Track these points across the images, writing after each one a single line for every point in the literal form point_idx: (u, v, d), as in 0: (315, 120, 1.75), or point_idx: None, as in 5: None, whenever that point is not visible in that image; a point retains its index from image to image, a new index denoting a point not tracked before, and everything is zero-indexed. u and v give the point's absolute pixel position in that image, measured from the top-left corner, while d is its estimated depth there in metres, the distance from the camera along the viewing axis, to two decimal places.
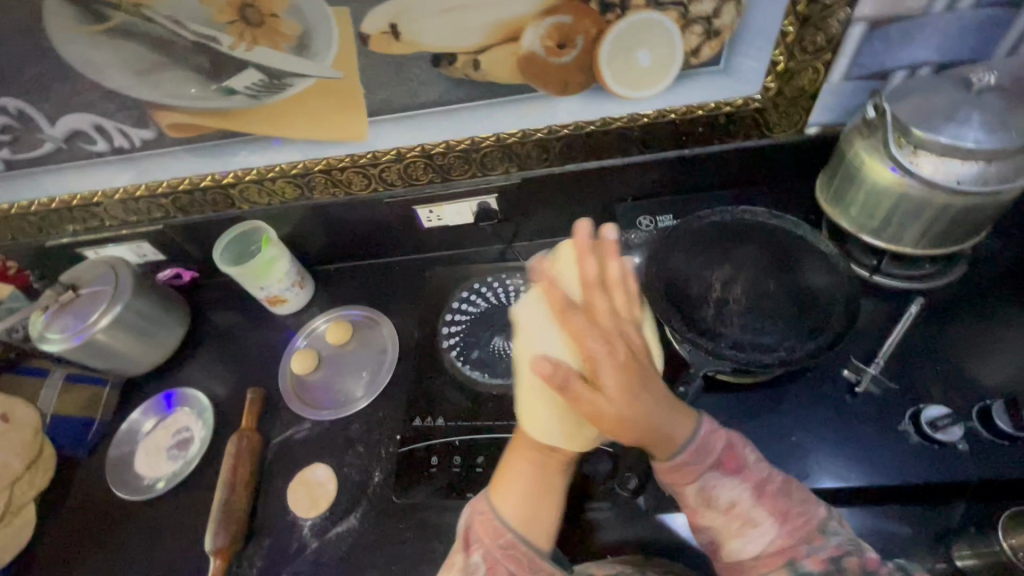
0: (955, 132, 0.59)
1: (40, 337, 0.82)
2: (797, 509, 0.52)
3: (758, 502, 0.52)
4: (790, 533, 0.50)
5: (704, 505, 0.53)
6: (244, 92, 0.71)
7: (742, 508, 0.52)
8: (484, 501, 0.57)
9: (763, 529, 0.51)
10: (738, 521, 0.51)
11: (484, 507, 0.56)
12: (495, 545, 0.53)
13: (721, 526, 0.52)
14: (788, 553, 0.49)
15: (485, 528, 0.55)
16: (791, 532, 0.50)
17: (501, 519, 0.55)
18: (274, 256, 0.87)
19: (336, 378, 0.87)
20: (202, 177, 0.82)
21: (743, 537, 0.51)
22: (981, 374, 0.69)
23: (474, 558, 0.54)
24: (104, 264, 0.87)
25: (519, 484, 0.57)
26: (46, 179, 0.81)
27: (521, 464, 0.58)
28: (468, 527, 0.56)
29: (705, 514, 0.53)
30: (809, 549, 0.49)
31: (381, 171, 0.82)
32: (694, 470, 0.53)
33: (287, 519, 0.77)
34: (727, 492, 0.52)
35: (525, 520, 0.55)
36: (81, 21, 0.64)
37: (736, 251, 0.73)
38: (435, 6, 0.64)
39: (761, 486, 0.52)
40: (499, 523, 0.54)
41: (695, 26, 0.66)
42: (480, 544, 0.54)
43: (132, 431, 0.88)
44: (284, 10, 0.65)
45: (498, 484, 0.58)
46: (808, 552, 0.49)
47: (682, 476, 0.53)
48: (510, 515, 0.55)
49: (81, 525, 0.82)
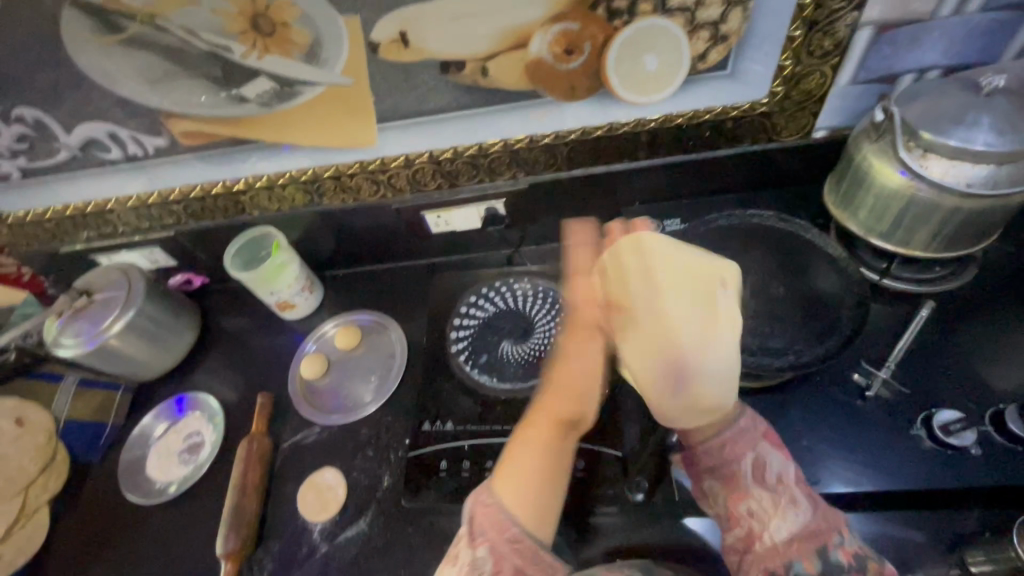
0: (964, 134, 0.59)
1: (54, 343, 0.83)
2: (825, 503, 0.54)
3: (795, 486, 0.54)
4: (825, 520, 0.52)
5: (755, 482, 0.54)
6: (256, 100, 0.72)
7: (788, 485, 0.54)
8: (487, 492, 0.53)
9: (804, 512, 0.52)
10: (786, 498, 0.53)
11: (489, 498, 0.53)
12: (502, 539, 0.50)
13: (768, 505, 0.53)
14: (824, 537, 0.51)
15: (490, 521, 0.51)
16: (823, 519, 0.52)
17: (507, 512, 0.51)
18: (285, 261, 0.88)
19: (345, 383, 0.87)
20: (214, 184, 0.83)
21: (782, 519, 0.52)
22: (994, 378, 0.68)
23: (478, 553, 0.49)
24: (117, 270, 0.88)
25: (529, 468, 0.54)
26: (61, 186, 0.83)
27: (533, 442, 0.55)
28: (471, 517, 0.52)
29: (755, 491, 0.54)
30: (840, 540, 0.51)
31: (390, 177, 0.83)
32: (750, 440, 0.56)
33: (297, 523, 0.77)
34: (776, 466, 0.55)
35: (535, 513, 0.52)
36: (97, 31, 0.65)
37: (744, 254, 0.73)
38: (443, 14, 0.65)
39: (799, 471, 0.56)
40: (507, 517, 0.51)
41: (702, 31, 0.66)
42: (486, 538, 0.50)
43: (144, 436, 0.89)
44: (295, 19, 0.66)
45: (505, 470, 0.54)
46: (839, 543, 0.51)
47: (741, 444, 0.56)
48: (518, 507, 0.52)
49: (93, 529, 0.83)
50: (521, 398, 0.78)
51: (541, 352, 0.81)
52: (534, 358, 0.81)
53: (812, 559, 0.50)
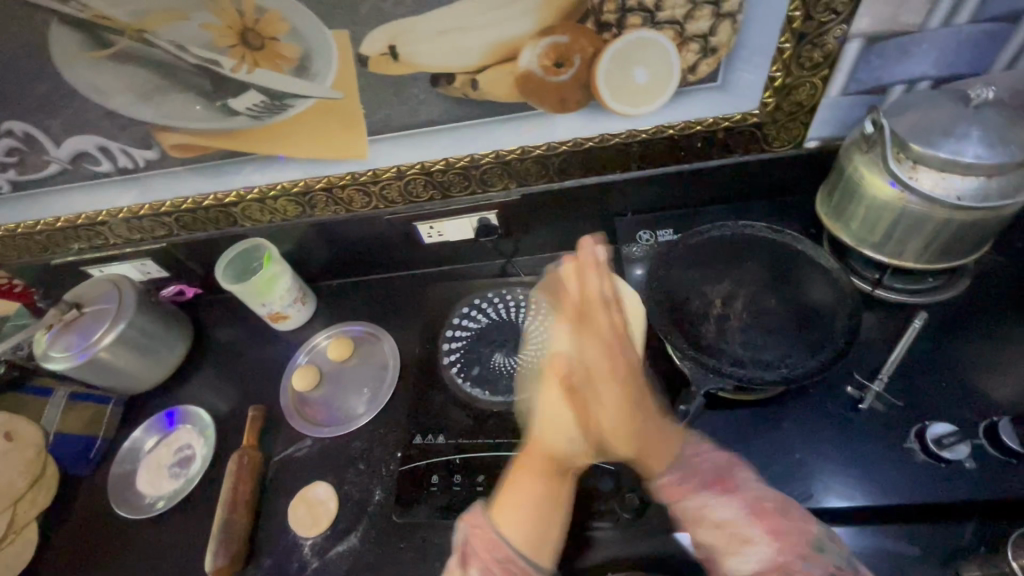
0: (954, 147, 0.59)
1: (44, 356, 0.83)
2: (793, 526, 0.51)
3: (751, 519, 0.51)
4: (785, 550, 0.49)
5: (698, 522, 0.53)
6: (246, 113, 0.72)
7: (736, 525, 0.51)
8: (482, 512, 0.57)
9: (759, 547, 0.50)
10: (733, 538, 0.51)
11: (482, 520, 0.56)
12: (491, 559, 0.53)
13: (717, 544, 0.51)
14: (784, 572, 0.48)
15: (482, 541, 0.54)
16: (786, 550, 0.49)
17: (498, 532, 0.54)
18: (276, 273, 0.87)
19: (337, 395, 0.86)
20: (205, 196, 0.83)
21: (736, 556, 0.50)
22: (988, 389, 0.68)
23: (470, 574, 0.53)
24: (108, 282, 0.87)
25: (522, 495, 0.57)
26: (52, 199, 0.82)
27: (527, 475, 0.59)
28: (465, 542, 0.56)
29: (699, 530, 0.53)
30: (806, 569, 0.48)
31: (382, 188, 0.82)
32: (686, 488, 0.54)
33: (288, 538, 0.76)
34: (720, 507, 0.52)
35: (528, 536, 0.55)
36: (85, 46, 0.65)
37: (737, 265, 0.73)
38: (433, 28, 0.65)
39: (757, 503, 0.52)
40: (497, 537, 0.54)
41: (691, 43, 0.66)
42: (478, 558, 0.54)
43: (134, 449, 0.88)
44: (285, 33, 0.66)
45: (503, 497, 0.58)
46: (806, 572, 0.48)
47: (677, 490, 0.54)
48: (514, 532, 0.55)
49: (82, 545, 0.82)
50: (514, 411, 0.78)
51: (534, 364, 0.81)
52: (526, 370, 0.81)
53: None
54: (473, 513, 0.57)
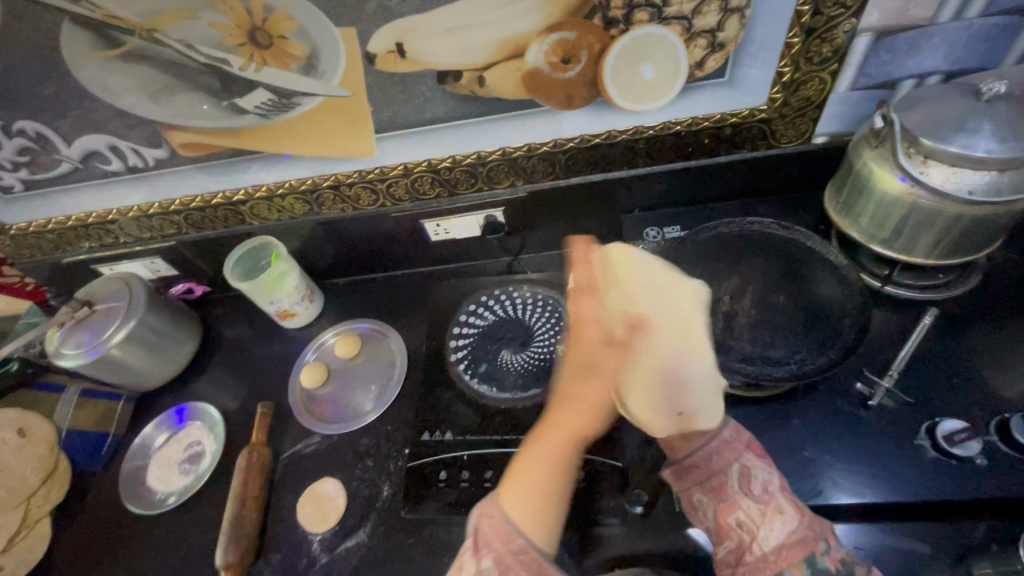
0: (965, 141, 0.59)
1: (56, 353, 0.83)
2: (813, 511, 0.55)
3: (783, 491, 0.54)
4: (813, 525, 0.52)
5: (742, 491, 0.54)
6: (254, 112, 0.72)
7: (773, 493, 0.54)
8: (494, 502, 0.52)
9: (790, 519, 0.52)
10: (772, 506, 0.53)
11: (495, 510, 0.52)
12: (506, 550, 0.49)
13: (756, 515, 0.53)
14: (812, 543, 0.51)
15: (496, 532, 0.50)
16: (811, 525, 0.52)
17: (512, 523, 0.51)
18: (284, 271, 0.88)
19: (345, 392, 0.87)
20: (214, 194, 0.83)
21: (773, 525, 0.52)
22: (1000, 386, 0.67)
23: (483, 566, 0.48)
24: (118, 280, 0.88)
25: (534, 482, 0.53)
26: (63, 198, 0.83)
27: (536, 462, 0.54)
28: (477, 530, 0.51)
29: (742, 501, 0.54)
30: (827, 548, 0.51)
31: (389, 186, 0.83)
32: (734, 448, 0.57)
33: (297, 534, 0.77)
34: (761, 474, 0.55)
35: (538, 524, 0.51)
36: (96, 46, 0.65)
37: (744, 262, 0.73)
38: (440, 25, 0.65)
39: (783, 481, 0.56)
40: (513, 528, 0.50)
41: (699, 39, 0.66)
42: (491, 548, 0.49)
43: (145, 446, 0.89)
44: (292, 32, 0.66)
45: (508, 486, 0.53)
46: (827, 551, 0.51)
47: (726, 454, 0.56)
48: (521, 518, 0.51)
49: (93, 540, 0.83)
50: (521, 408, 0.78)
51: (541, 361, 0.81)
52: (533, 367, 0.81)
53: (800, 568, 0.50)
54: (487, 501, 0.53)
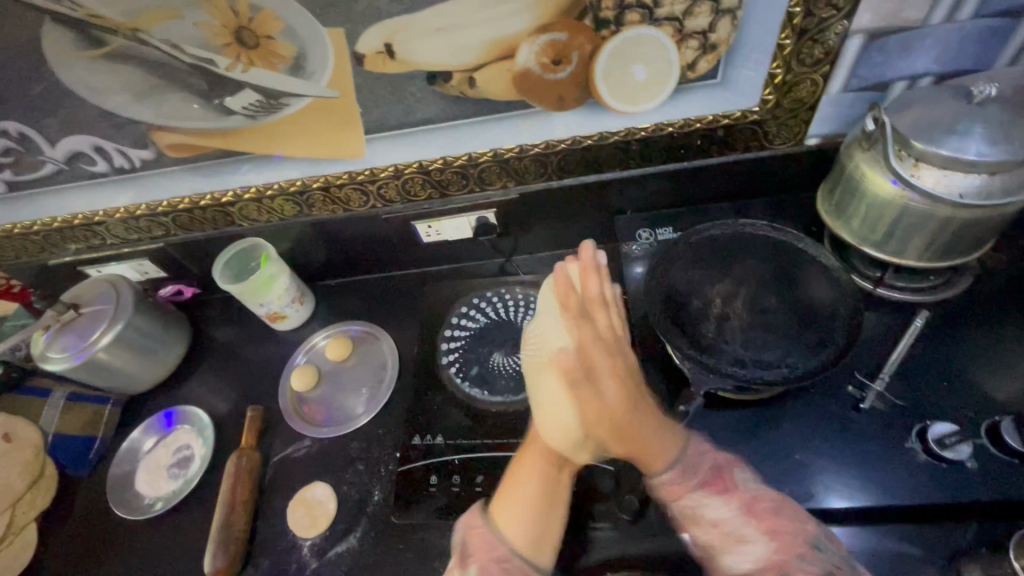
0: (956, 144, 0.58)
1: (42, 357, 0.82)
2: (792, 524, 0.54)
3: (747, 519, 0.55)
4: (781, 550, 0.53)
5: (697, 520, 0.57)
6: (242, 112, 0.71)
7: (732, 524, 0.55)
8: (480, 517, 0.61)
9: (754, 545, 0.54)
10: (733, 536, 0.55)
11: (479, 522, 0.60)
12: (490, 559, 0.56)
13: (715, 540, 0.56)
14: (780, 569, 0.52)
15: (481, 545, 0.58)
16: (781, 549, 0.53)
17: (497, 532, 0.58)
18: (274, 273, 0.87)
19: (336, 396, 0.86)
20: (202, 196, 0.82)
21: (732, 552, 0.55)
22: (989, 388, 0.67)
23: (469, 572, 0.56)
24: (105, 283, 0.87)
25: (527, 489, 0.61)
26: (49, 200, 0.82)
27: (530, 474, 0.62)
28: (465, 541, 0.59)
29: (697, 527, 0.57)
30: (800, 566, 0.52)
31: (379, 187, 0.82)
32: (682, 488, 0.58)
33: (287, 540, 0.76)
34: (716, 508, 0.56)
35: (531, 539, 0.58)
36: (79, 45, 0.64)
37: (737, 264, 0.73)
38: (428, 25, 0.64)
39: (753, 503, 0.56)
40: (496, 537, 0.58)
41: (690, 40, 0.65)
42: (478, 559, 0.57)
43: (133, 450, 0.88)
44: (279, 32, 0.65)
45: (500, 500, 0.61)
46: (798, 569, 0.52)
47: (676, 488, 0.58)
48: (512, 531, 0.58)
49: (80, 546, 0.82)
50: (513, 411, 0.78)
51: None
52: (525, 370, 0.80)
53: None
54: (472, 516, 0.61)
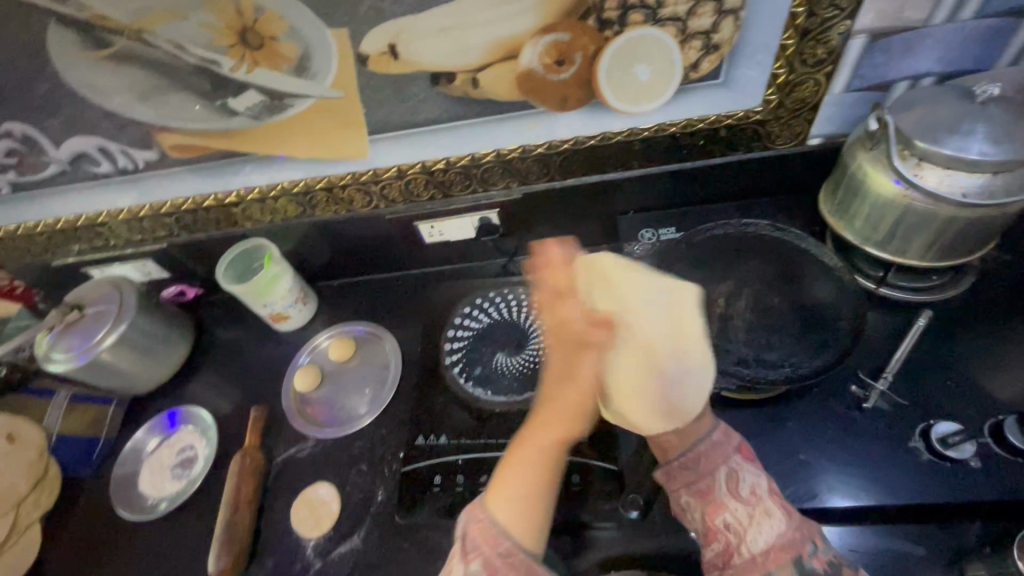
0: (959, 143, 0.58)
1: (46, 357, 0.83)
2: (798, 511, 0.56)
3: (771, 494, 0.55)
4: (800, 527, 0.53)
5: (729, 494, 0.55)
6: (246, 113, 0.72)
7: (762, 496, 0.55)
8: (481, 507, 0.53)
9: (779, 521, 0.53)
10: (761, 509, 0.54)
11: (484, 514, 0.52)
12: (495, 554, 0.50)
13: (743, 518, 0.54)
14: (799, 547, 0.52)
15: (485, 536, 0.51)
16: (800, 527, 0.53)
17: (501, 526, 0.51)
18: (277, 273, 0.87)
19: (339, 396, 0.86)
20: (206, 197, 0.82)
21: (759, 529, 0.53)
22: (993, 387, 0.67)
23: (472, 569, 0.49)
24: (109, 283, 0.87)
25: (523, 480, 0.53)
26: (52, 200, 0.82)
27: (526, 462, 0.53)
28: (465, 533, 0.52)
29: (730, 503, 0.55)
30: (813, 549, 0.52)
31: (382, 188, 0.82)
32: (724, 453, 0.57)
33: (291, 540, 0.76)
34: (749, 476, 0.56)
35: (523, 527, 0.51)
36: (84, 47, 0.65)
37: (739, 264, 0.73)
38: (432, 26, 0.64)
39: (772, 481, 0.56)
40: (500, 532, 0.51)
41: (693, 40, 0.65)
42: (480, 553, 0.50)
43: (136, 451, 0.88)
44: (284, 33, 0.65)
45: (500, 485, 0.53)
46: (813, 552, 0.52)
47: (714, 457, 0.56)
48: (507, 521, 0.51)
49: (83, 546, 0.82)
50: (516, 411, 0.78)
51: (536, 363, 0.81)
52: (528, 370, 0.80)
53: (788, 569, 0.51)
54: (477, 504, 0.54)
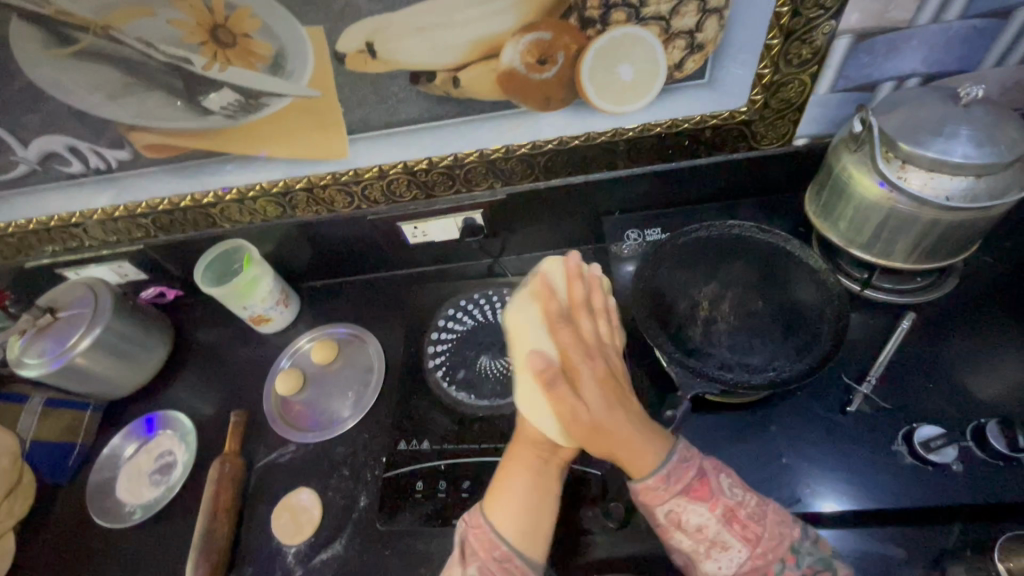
0: (943, 146, 0.58)
1: (18, 362, 0.80)
2: (768, 529, 0.54)
3: (726, 529, 0.54)
4: (761, 555, 0.53)
5: (677, 529, 0.55)
6: (221, 112, 0.70)
7: (713, 532, 0.54)
8: (478, 515, 0.59)
9: (735, 552, 0.53)
10: (714, 545, 0.54)
11: (480, 520, 0.59)
12: (489, 560, 0.56)
13: (693, 549, 0.55)
14: (761, 568, 0.53)
15: (481, 542, 0.57)
16: (758, 555, 0.53)
17: (492, 531, 0.57)
18: (256, 275, 0.85)
19: (321, 399, 0.85)
20: (182, 197, 0.80)
21: (711, 559, 0.54)
22: (975, 390, 0.68)
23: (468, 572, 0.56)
24: (83, 286, 0.85)
25: (519, 489, 0.60)
26: (23, 201, 0.80)
27: (522, 468, 0.61)
28: (464, 542, 0.58)
29: (676, 534, 0.55)
30: (782, 567, 0.53)
31: (364, 188, 0.80)
32: (664, 494, 0.55)
33: (271, 547, 0.75)
34: (694, 517, 0.54)
35: (521, 534, 0.57)
36: (49, 44, 0.62)
37: (724, 266, 0.72)
38: (410, 23, 0.62)
39: (728, 514, 0.54)
40: (494, 537, 0.57)
41: (677, 40, 0.64)
42: (476, 557, 0.57)
43: (113, 457, 0.87)
44: (257, 30, 0.63)
45: (494, 496, 0.60)
46: (783, 569, 0.53)
47: (652, 498, 0.55)
48: (505, 527, 0.57)
49: (58, 556, 0.80)
50: (499, 415, 0.77)
51: None
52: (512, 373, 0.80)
53: None
54: (472, 513, 0.60)
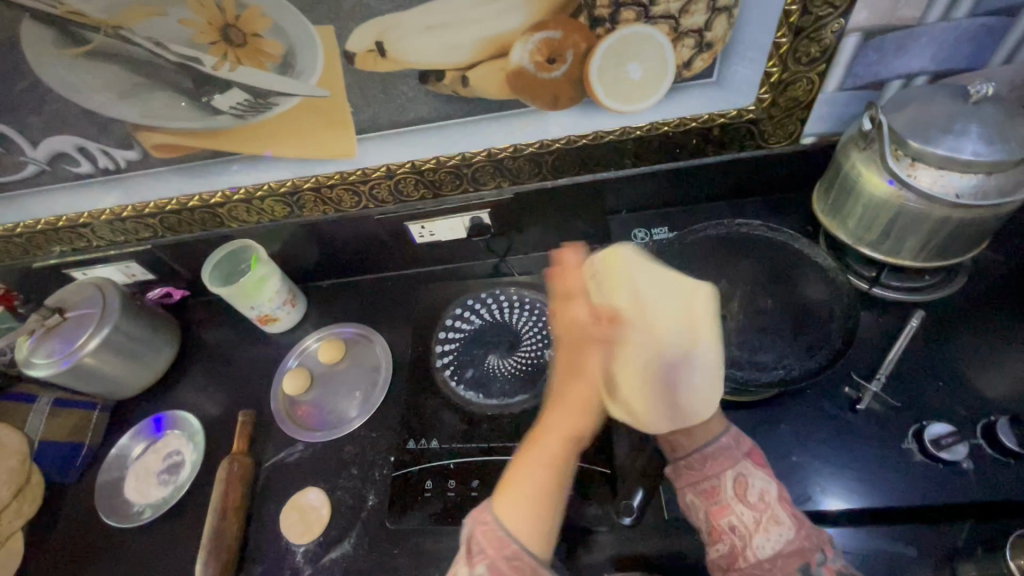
0: (953, 143, 0.58)
1: (26, 362, 0.81)
2: (810, 521, 0.56)
3: (781, 502, 0.56)
4: (809, 537, 0.53)
5: (737, 497, 0.56)
6: (230, 112, 0.70)
7: (769, 503, 0.55)
8: (488, 508, 0.52)
9: (787, 529, 0.54)
10: (768, 515, 0.55)
11: (489, 516, 0.52)
12: (501, 556, 0.50)
13: (749, 523, 0.55)
14: (807, 555, 0.52)
15: (489, 538, 0.51)
16: (809, 535, 0.53)
17: (505, 528, 0.51)
18: (264, 274, 0.86)
19: (329, 399, 0.85)
20: (191, 197, 0.80)
21: (765, 533, 0.54)
22: (984, 387, 0.68)
23: (477, 572, 0.49)
24: (91, 286, 0.85)
25: (534, 485, 0.52)
26: (31, 202, 0.80)
27: (536, 463, 0.53)
28: (471, 537, 0.51)
29: (736, 506, 0.56)
30: (823, 557, 0.53)
31: (371, 188, 0.80)
32: (732, 456, 0.58)
33: (280, 546, 0.75)
34: (758, 483, 0.57)
35: (535, 527, 0.51)
36: (60, 44, 0.63)
37: (733, 265, 0.72)
38: (420, 23, 0.63)
39: (783, 489, 0.57)
40: (507, 534, 0.51)
41: (686, 38, 0.64)
42: (484, 555, 0.50)
43: (121, 457, 0.87)
44: (267, 30, 0.63)
45: (504, 491, 0.53)
46: (823, 560, 0.52)
47: (722, 460, 0.58)
48: (516, 523, 0.51)
49: (66, 556, 0.80)
50: (507, 414, 0.77)
51: (528, 365, 0.80)
52: (520, 371, 0.80)
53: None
54: (481, 508, 0.53)
